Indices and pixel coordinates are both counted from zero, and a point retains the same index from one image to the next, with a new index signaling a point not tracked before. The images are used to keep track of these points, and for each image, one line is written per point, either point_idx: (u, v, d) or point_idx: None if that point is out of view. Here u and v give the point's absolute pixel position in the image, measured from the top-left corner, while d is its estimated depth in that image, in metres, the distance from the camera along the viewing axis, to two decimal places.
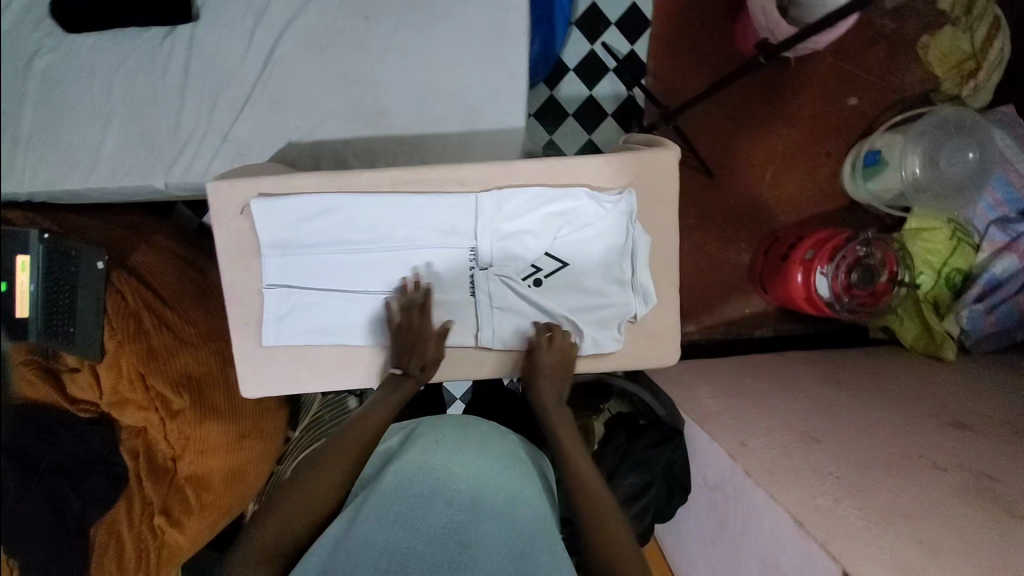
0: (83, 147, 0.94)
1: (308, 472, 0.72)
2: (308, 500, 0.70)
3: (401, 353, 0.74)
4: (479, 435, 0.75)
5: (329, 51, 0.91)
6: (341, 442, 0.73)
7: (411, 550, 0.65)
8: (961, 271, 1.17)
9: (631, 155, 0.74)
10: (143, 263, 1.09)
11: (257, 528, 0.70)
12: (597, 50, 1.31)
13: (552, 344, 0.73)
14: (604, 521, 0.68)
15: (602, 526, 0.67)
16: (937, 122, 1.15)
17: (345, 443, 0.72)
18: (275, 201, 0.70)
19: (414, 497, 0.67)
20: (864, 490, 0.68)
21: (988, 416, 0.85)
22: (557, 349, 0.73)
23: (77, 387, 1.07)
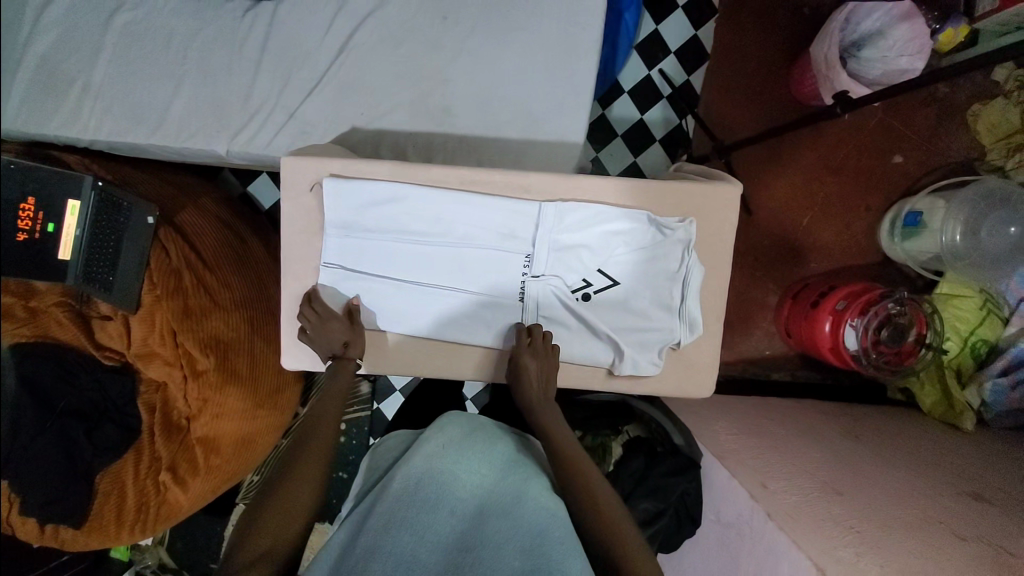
0: (151, 103, 0.96)
1: (304, 452, 0.74)
2: (304, 481, 0.71)
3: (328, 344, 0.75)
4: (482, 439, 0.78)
5: (404, 45, 0.93)
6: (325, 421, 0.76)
7: (417, 558, 0.66)
8: (987, 342, 1.16)
9: (692, 185, 0.76)
10: (188, 223, 1.10)
11: (255, 513, 0.69)
12: (654, 77, 1.33)
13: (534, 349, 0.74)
14: (610, 525, 0.71)
15: (607, 526, 0.71)
16: (982, 192, 1.15)
17: (331, 422, 0.77)
18: (344, 183, 0.71)
19: (420, 502, 0.70)
20: (884, 549, 0.68)
21: (1006, 492, 0.86)
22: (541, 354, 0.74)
23: (106, 334, 1.08)
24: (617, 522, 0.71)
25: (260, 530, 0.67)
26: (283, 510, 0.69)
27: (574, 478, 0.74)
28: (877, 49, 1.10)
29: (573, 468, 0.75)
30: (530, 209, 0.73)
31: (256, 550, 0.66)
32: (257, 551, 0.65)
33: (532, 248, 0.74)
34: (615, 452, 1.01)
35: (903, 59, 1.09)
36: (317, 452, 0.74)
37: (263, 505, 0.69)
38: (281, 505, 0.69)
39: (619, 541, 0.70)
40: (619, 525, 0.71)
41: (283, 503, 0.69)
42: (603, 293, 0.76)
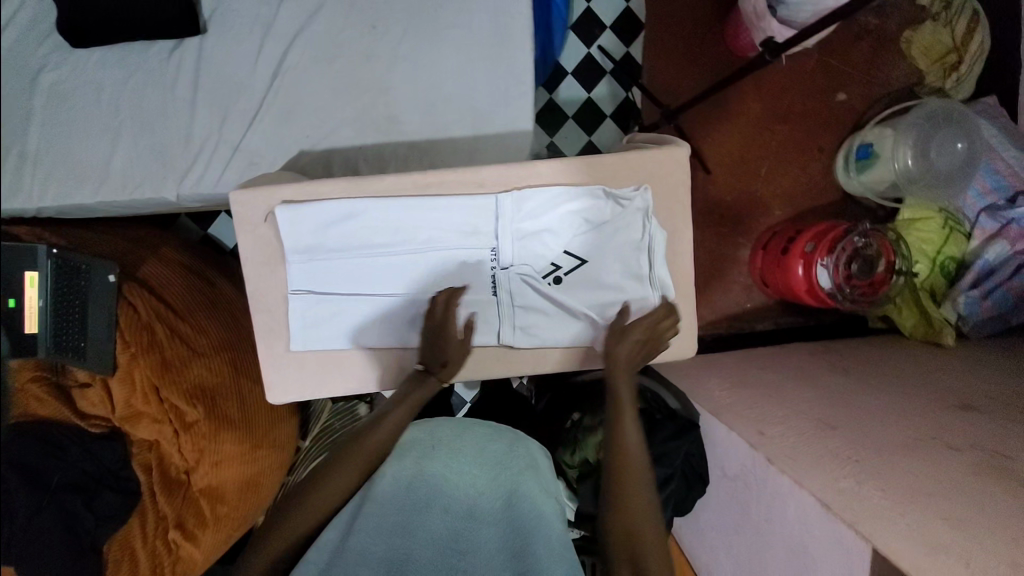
0: (92, 161, 0.95)
1: (344, 456, 0.73)
2: (328, 493, 0.72)
3: (426, 352, 0.74)
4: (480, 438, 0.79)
5: (337, 60, 0.93)
6: (373, 431, 0.74)
7: (410, 556, 0.66)
8: (954, 258, 1.20)
9: (642, 153, 0.76)
10: (150, 275, 1.08)
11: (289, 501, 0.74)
12: (594, 54, 1.34)
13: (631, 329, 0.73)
14: (634, 502, 0.69)
15: (629, 504, 0.69)
16: (927, 114, 1.19)
17: (386, 435, 0.74)
18: (298, 207, 0.71)
19: (415, 503, 0.71)
20: (883, 473, 0.70)
21: (992, 397, 0.89)
22: (644, 330, 0.73)
23: (88, 402, 1.07)
24: (642, 497, 0.70)
25: (287, 520, 0.72)
26: (311, 509, 0.72)
27: (614, 455, 0.71)
28: None
29: (614, 444, 0.71)
30: (486, 204, 0.74)
31: (281, 538, 0.72)
32: (281, 539, 0.71)
33: (496, 241, 0.75)
34: None
35: None
36: (358, 461, 0.73)
37: (295, 498, 0.73)
38: (308, 502, 0.72)
39: (637, 520, 0.69)
40: (642, 513, 0.69)
41: (313, 502, 0.72)
42: (573, 274, 0.77)
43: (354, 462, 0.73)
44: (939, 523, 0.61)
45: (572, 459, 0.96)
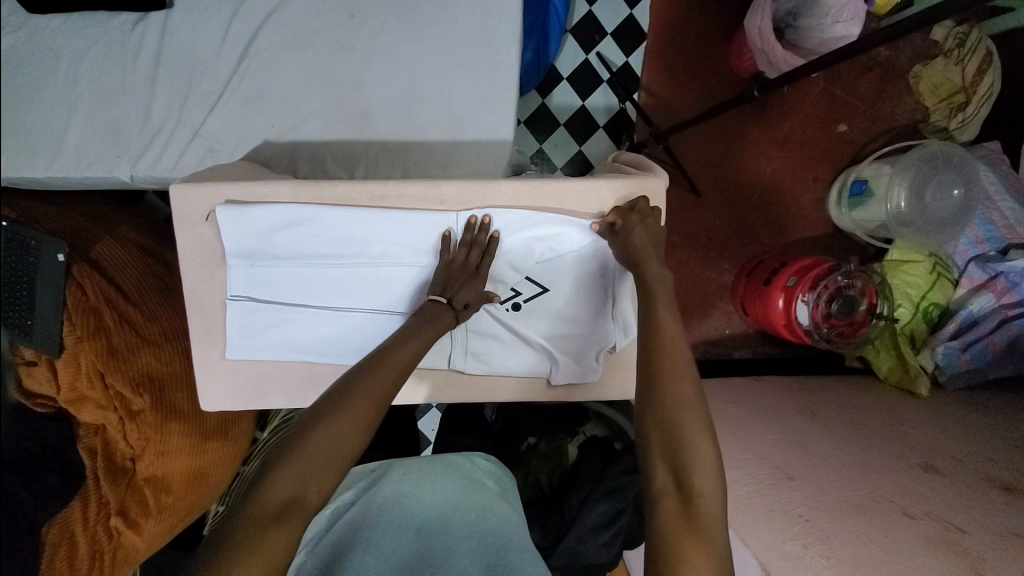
0: (44, 134, 0.89)
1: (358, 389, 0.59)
2: (331, 434, 0.56)
3: (455, 283, 0.68)
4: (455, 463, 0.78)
5: (310, 49, 0.88)
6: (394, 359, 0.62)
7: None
8: (938, 305, 1.17)
9: (615, 182, 0.72)
10: (105, 255, 1.04)
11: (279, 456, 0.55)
12: (592, 60, 1.28)
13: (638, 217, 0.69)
14: (681, 418, 0.57)
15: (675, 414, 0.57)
16: (926, 155, 1.13)
17: (402, 364, 0.62)
18: (242, 209, 0.67)
19: (386, 522, 0.67)
20: (831, 538, 0.67)
21: (957, 459, 0.86)
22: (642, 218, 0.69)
23: (34, 381, 1.01)
24: (686, 398, 0.58)
25: (281, 479, 0.54)
26: (317, 458, 0.55)
27: (653, 357, 0.60)
28: (815, 17, 1.07)
29: (655, 347, 0.61)
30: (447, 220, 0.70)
31: (274, 505, 0.53)
32: (276, 504, 0.53)
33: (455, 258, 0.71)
34: (571, 454, 0.95)
35: (841, 26, 1.05)
36: (377, 394, 0.59)
37: (289, 448, 0.55)
38: (311, 450, 0.55)
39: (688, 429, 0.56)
40: (692, 425, 0.57)
41: (321, 449, 0.55)
42: (532, 302, 0.73)
43: (372, 395, 0.59)
44: None
45: (523, 485, 0.94)
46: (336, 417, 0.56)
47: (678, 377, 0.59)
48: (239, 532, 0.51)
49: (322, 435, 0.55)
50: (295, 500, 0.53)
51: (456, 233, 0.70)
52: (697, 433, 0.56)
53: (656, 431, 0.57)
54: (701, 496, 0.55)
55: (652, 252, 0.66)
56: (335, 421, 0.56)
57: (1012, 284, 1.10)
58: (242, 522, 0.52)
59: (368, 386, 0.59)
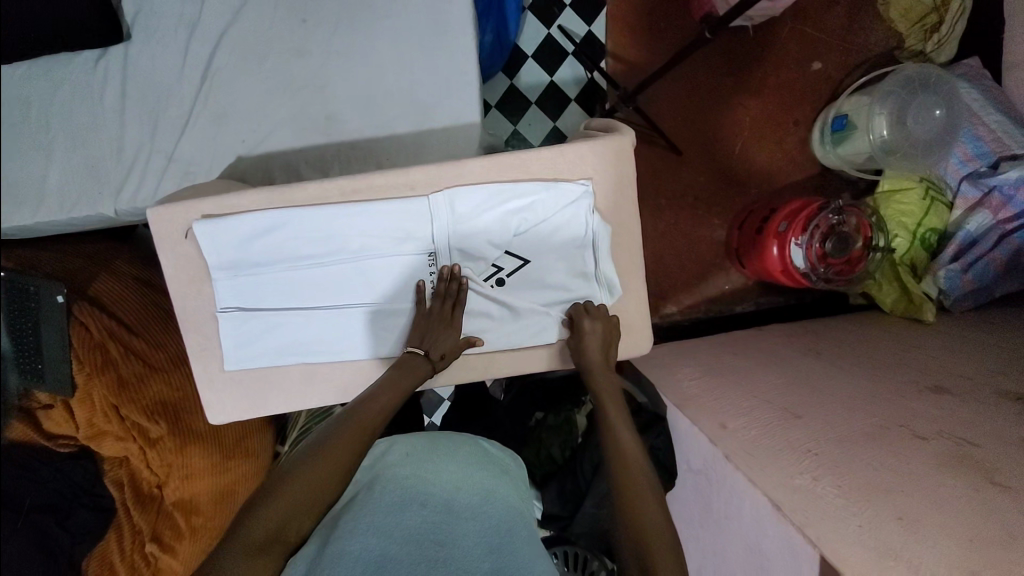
0: (26, 180, 0.92)
1: (338, 440, 0.66)
2: (309, 480, 0.64)
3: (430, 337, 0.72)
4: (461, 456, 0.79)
5: (268, 60, 0.89)
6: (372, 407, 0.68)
7: (386, 555, 0.61)
8: (935, 230, 1.16)
9: (583, 144, 0.72)
10: (104, 291, 1.06)
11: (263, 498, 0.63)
12: (554, 34, 1.27)
13: (592, 314, 0.73)
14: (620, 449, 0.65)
15: (620, 448, 0.65)
16: (902, 80, 1.12)
17: (380, 415, 0.69)
18: (219, 222, 0.68)
19: (388, 504, 0.68)
20: (842, 468, 0.67)
21: (967, 377, 0.86)
22: (600, 321, 0.73)
23: (53, 423, 1.05)
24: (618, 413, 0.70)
25: (263, 517, 0.61)
26: (298, 498, 0.63)
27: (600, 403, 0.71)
28: None
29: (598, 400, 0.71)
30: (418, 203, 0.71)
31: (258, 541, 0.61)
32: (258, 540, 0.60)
33: (434, 237, 0.72)
34: (582, 423, 0.96)
35: None
36: (352, 446, 0.66)
37: (275, 491, 0.63)
38: (294, 491, 0.63)
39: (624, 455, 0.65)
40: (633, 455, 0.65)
41: (300, 492, 0.63)
42: (516, 276, 0.74)
43: (347, 444, 0.66)
44: (894, 522, 0.59)
45: (537, 461, 0.96)
46: (316, 465, 0.64)
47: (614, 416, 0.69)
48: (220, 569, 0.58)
49: (304, 482, 0.63)
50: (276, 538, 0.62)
51: (443, 257, 0.73)
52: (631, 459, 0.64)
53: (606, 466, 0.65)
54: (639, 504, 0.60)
55: (600, 363, 0.72)
56: (314, 463, 0.64)
57: (1008, 197, 1.07)
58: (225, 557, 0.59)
59: (346, 437, 0.67)
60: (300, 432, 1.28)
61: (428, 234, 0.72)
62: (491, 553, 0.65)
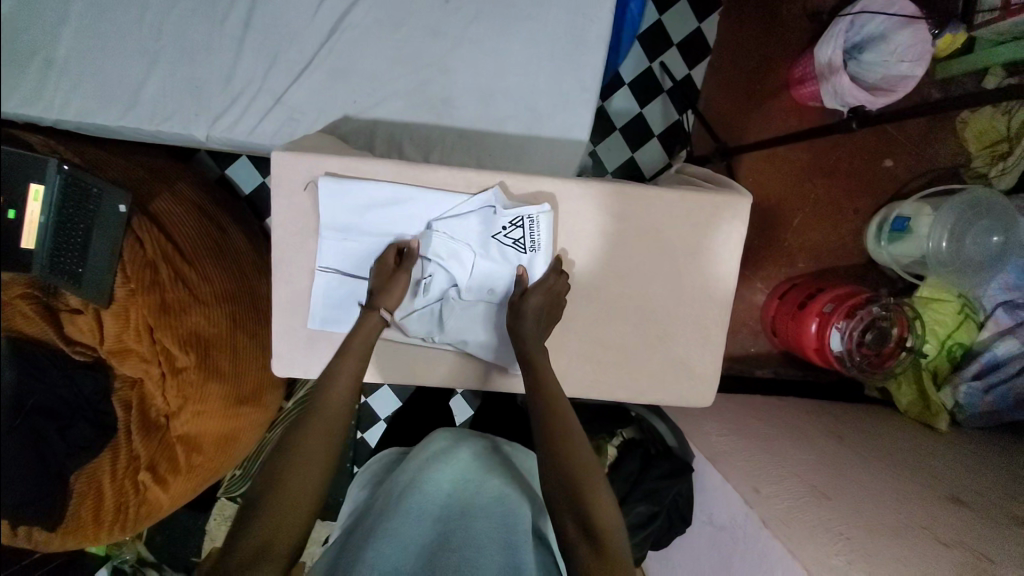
0: (122, 81, 0.89)
1: (304, 447, 0.63)
2: (298, 469, 0.61)
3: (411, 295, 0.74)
4: (461, 463, 0.77)
5: (402, 28, 0.88)
6: (328, 408, 0.66)
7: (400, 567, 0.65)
8: (963, 345, 1.20)
9: (706, 196, 0.77)
10: (164, 210, 1.05)
11: (249, 502, 0.60)
12: (655, 69, 1.30)
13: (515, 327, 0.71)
14: (594, 491, 0.63)
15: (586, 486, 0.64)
16: (970, 201, 1.16)
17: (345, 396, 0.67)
18: (343, 182, 0.70)
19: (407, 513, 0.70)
20: (870, 555, 0.71)
21: (979, 492, 0.90)
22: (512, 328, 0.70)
23: (76, 329, 1.01)
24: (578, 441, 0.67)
25: (252, 527, 0.58)
26: (292, 493, 0.60)
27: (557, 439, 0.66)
28: (880, 53, 1.10)
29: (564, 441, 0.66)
30: (512, 215, 0.71)
31: (255, 543, 0.58)
32: (251, 553, 0.57)
33: (528, 254, 0.73)
34: (611, 453, 1.09)
35: (903, 66, 1.08)
36: (325, 432, 0.65)
37: (266, 494, 0.60)
38: (283, 497, 0.60)
39: (597, 502, 0.63)
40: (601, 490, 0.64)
41: (289, 485, 0.61)
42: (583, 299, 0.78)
43: (320, 441, 0.64)
44: None
45: None
46: (295, 467, 0.61)
47: (586, 459, 0.65)
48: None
49: (290, 478, 0.61)
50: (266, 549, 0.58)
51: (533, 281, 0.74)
52: (604, 500, 0.63)
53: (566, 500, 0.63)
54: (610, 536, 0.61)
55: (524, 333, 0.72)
56: (289, 473, 0.61)
57: None
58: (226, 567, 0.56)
59: (309, 442, 0.63)
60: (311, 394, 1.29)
61: (521, 249, 0.73)
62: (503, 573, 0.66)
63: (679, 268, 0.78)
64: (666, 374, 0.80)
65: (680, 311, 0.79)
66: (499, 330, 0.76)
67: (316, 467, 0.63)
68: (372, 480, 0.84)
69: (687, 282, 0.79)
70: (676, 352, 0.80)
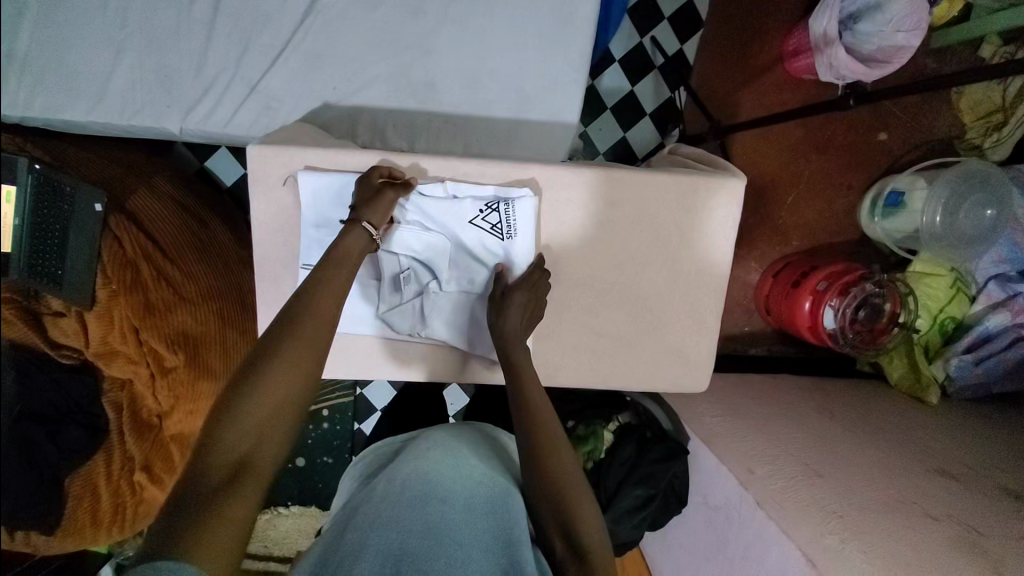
0: (88, 72, 0.85)
1: (279, 365, 0.59)
2: (265, 394, 0.57)
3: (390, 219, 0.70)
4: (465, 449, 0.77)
5: (380, 9, 0.84)
6: (308, 326, 0.61)
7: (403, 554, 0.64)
8: (954, 318, 1.21)
9: (700, 179, 0.75)
10: (141, 207, 1.01)
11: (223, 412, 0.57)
12: (645, 44, 1.27)
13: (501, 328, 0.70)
14: (583, 513, 0.66)
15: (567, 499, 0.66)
16: (963, 173, 1.15)
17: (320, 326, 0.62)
18: (323, 176, 0.68)
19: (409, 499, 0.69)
20: (866, 533, 0.72)
21: (969, 465, 0.91)
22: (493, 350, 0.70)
23: (61, 332, 0.99)
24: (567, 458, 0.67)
25: (226, 442, 0.56)
26: (262, 417, 0.57)
27: (540, 445, 0.67)
28: (875, 23, 1.06)
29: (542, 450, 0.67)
30: (488, 200, 0.70)
31: (226, 462, 0.55)
32: (226, 467, 0.54)
33: (507, 240, 0.71)
34: (606, 438, 1.06)
35: (900, 36, 1.05)
36: (298, 360, 0.60)
37: (232, 413, 0.56)
38: (259, 412, 0.57)
39: (584, 518, 0.66)
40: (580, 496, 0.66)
41: (257, 409, 0.57)
42: (577, 288, 0.77)
43: (290, 369, 0.59)
44: None
45: None
46: (262, 391, 0.57)
47: (571, 475, 0.67)
48: (195, 514, 0.51)
49: (258, 403, 0.57)
50: (246, 461, 0.56)
51: (517, 267, 0.73)
52: (592, 520, 0.66)
53: (549, 506, 0.67)
54: (589, 539, 0.65)
55: (517, 329, 0.70)
56: (263, 389, 0.57)
57: None
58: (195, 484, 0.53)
59: (289, 359, 0.59)
60: None
61: (500, 235, 0.71)
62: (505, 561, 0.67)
63: (674, 255, 0.77)
64: (662, 362, 0.80)
65: (675, 297, 0.78)
66: (479, 322, 0.75)
67: (297, 382, 0.60)
68: (370, 468, 0.84)
69: (683, 269, 0.78)
70: (671, 340, 0.79)
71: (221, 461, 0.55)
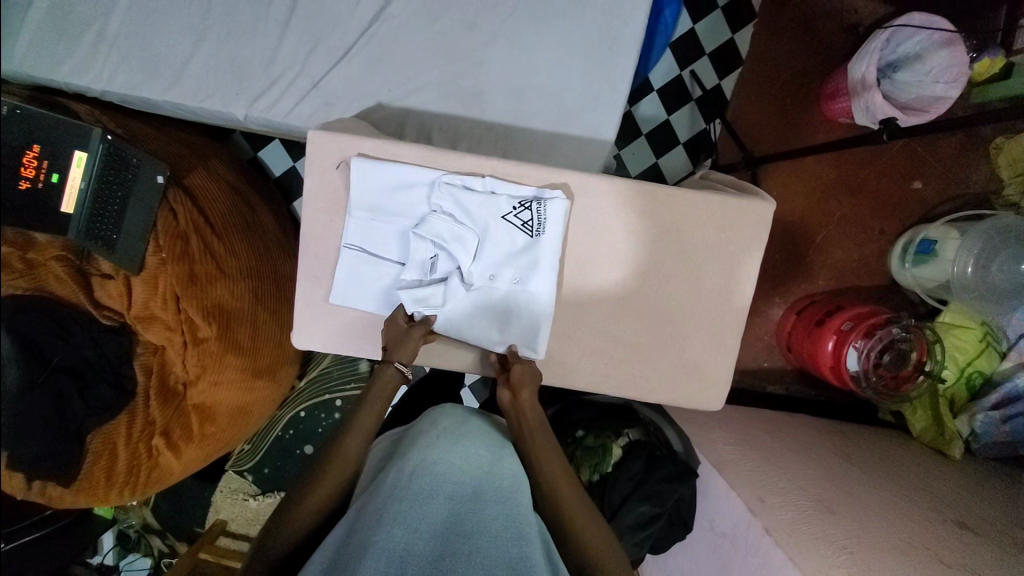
0: (168, 56, 0.93)
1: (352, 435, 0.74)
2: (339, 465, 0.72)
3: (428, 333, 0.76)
4: (472, 439, 0.76)
5: (439, 22, 0.90)
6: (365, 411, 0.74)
7: (410, 551, 0.64)
8: (982, 373, 1.16)
9: (733, 199, 0.77)
10: (197, 184, 1.08)
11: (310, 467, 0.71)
12: (685, 76, 1.31)
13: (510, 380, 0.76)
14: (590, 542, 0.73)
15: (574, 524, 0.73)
16: (998, 228, 1.12)
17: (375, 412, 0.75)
18: (372, 164, 0.73)
19: (413, 494, 0.68)
20: (875, 571, 0.70)
21: (991, 522, 0.87)
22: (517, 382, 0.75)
23: (105, 293, 1.04)
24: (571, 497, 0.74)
25: (311, 500, 0.70)
26: (333, 484, 0.71)
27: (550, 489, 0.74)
28: (915, 73, 1.09)
29: (558, 496, 0.74)
30: (521, 199, 0.73)
31: (306, 514, 0.70)
32: (310, 519, 0.70)
33: (537, 238, 0.74)
34: (615, 454, 1.05)
35: (939, 86, 1.07)
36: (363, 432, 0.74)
37: (316, 476, 0.71)
38: (338, 460, 0.72)
39: (586, 546, 0.72)
40: (585, 518, 0.74)
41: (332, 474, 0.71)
42: (600, 294, 0.79)
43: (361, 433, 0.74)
44: None
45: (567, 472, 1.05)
46: (342, 455, 0.72)
47: (579, 510, 0.73)
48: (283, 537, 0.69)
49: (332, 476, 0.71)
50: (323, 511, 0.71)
51: (545, 264, 0.75)
52: (597, 546, 0.72)
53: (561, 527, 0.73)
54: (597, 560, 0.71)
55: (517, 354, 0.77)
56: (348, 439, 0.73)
57: None
58: (280, 537, 0.69)
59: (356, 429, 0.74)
60: (322, 371, 1.34)
61: (529, 233, 0.74)
62: (516, 547, 0.66)
63: (698, 269, 0.79)
64: (678, 376, 0.81)
65: (696, 312, 0.80)
66: (502, 315, 0.77)
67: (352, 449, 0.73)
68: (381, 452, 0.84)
69: (706, 284, 0.79)
70: (690, 353, 0.80)
71: (305, 513, 0.70)
